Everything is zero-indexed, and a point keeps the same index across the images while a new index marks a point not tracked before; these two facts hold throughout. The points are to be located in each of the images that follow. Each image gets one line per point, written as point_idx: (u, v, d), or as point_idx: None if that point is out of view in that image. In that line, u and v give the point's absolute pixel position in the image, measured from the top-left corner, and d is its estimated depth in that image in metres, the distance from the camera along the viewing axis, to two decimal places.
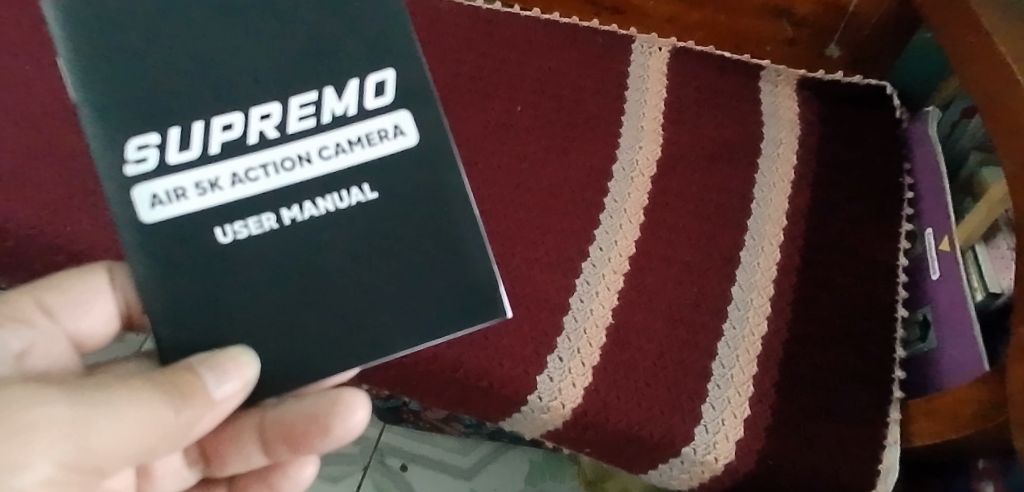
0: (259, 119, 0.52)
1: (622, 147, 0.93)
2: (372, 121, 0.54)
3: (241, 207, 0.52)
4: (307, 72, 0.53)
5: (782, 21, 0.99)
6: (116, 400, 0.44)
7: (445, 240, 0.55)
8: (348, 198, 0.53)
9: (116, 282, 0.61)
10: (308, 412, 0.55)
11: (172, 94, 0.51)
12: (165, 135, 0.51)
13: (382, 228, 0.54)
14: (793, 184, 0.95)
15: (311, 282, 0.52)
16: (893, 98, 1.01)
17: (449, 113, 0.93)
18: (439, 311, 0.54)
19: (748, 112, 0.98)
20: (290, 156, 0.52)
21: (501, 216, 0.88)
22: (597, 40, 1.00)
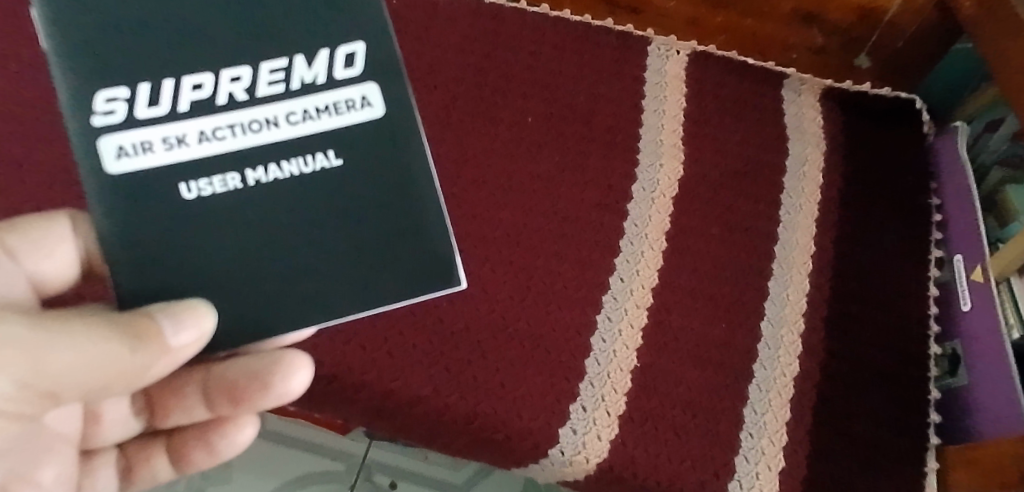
0: (229, 81, 0.49)
1: (642, 165, 0.88)
2: (339, 92, 0.51)
3: (207, 164, 0.48)
4: (281, 37, 0.50)
5: (813, 28, 0.92)
6: (69, 326, 0.42)
7: (402, 215, 0.53)
8: (313, 164, 0.51)
9: (79, 228, 0.57)
10: (250, 369, 0.52)
11: (143, 50, 0.48)
12: (134, 89, 0.47)
13: (342, 197, 0.51)
14: (820, 207, 0.89)
15: (267, 245, 0.50)
16: (923, 113, 0.95)
17: (453, 125, 0.88)
18: (393, 282, 0.52)
19: (773, 128, 0.92)
20: (257, 118, 0.49)
21: (510, 240, 0.82)
22: (610, 41, 0.95)
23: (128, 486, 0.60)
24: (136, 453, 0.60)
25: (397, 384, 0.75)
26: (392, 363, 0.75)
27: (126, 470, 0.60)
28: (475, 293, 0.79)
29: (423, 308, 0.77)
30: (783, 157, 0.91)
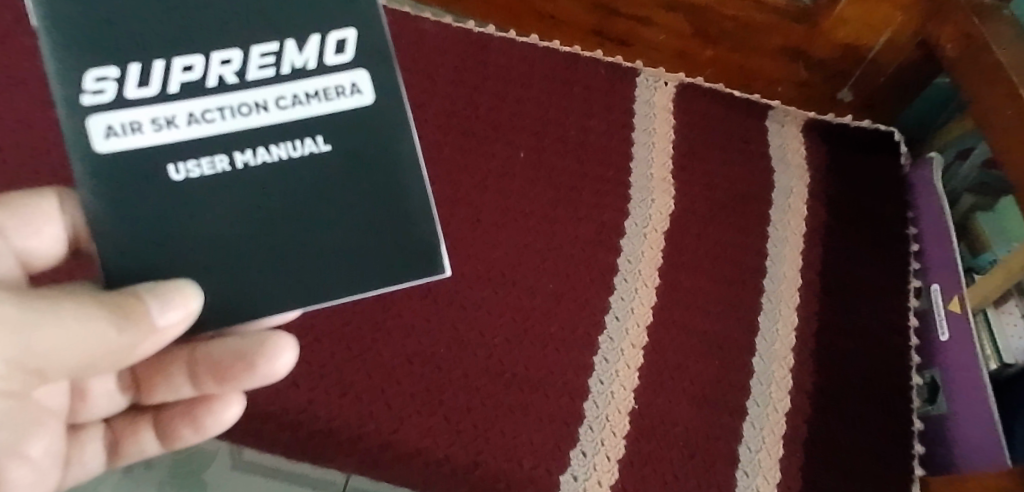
0: (219, 63, 0.48)
1: (634, 201, 0.89)
2: (327, 78, 0.50)
3: (195, 146, 0.47)
4: (272, 22, 0.49)
5: (798, 63, 0.93)
6: (56, 303, 0.40)
7: (388, 202, 0.52)
8: (301, 148, 0.50)
9: (65, 205, 0.54)
10: (237, 346, 0.50)
11: (132, 29, 0.47)
12: (125, 69, 0.46)
13: (326, 181, 0.50)
14: (806, 240, 0.91)
15: (251, 226, 0.49)
16: (901, 145, 0.97)
17: (445, 160, 0.88)
18: (379, 265, 0.51)
19: (759, 160, 0.94)
20: (247, 102, 0.48)
21: (505, 278, 0.83)
22: (598, 72, 0.96)
23: (114, 461, 0.56)
24: (122, 428, 0.56)
25: (396, 436, 0.73)
26: (390, 412, 0.74)
27: (112, 445, 0.56)
28: (472, 335, 0.79)
29: (419, 349, 0.77)
30: (769, 190, 0.93)
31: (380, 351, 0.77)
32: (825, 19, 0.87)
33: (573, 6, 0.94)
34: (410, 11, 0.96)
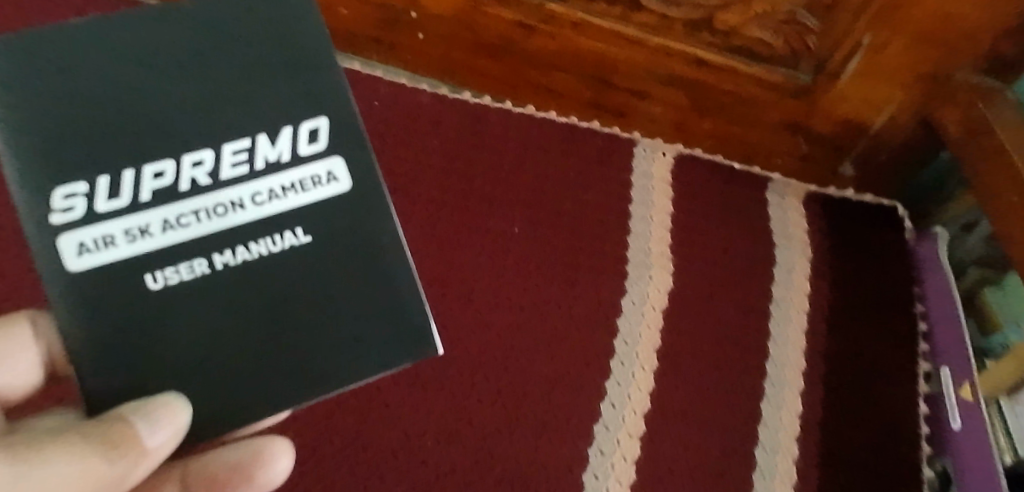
0: (190, 166, 0.45)
1: (632, 278, 0.87)
2: (304, 169, 0.47)
3: (171, 254, 0.45)
4: (241, 117, 0.46)
5: (799, 138, 0.91)
6: (41, 449, 0.38)
7: (376, 289, 0.49)
8: (281, 242, 0.46)
9: (40, 329, 0.53)
10: (230, 460, 0.50)
11: (97, 137, 0.44)
12: (94, 181, 0.44)
13: (311, 274, 0.47)
14: (808, 319, 0.89)
15: (232, 327, 0.45)
16: (904, 219, 0.95)
17: (437, 236, 0.86)
18: (369, 355, 0.48)
19: (759, 234, 0.92)
20: (222, 202, 0.46)
21: (498, 361, 0.80)
22: (595, 143, 0.94)
23: None
24: None
25: None
26: None
27: None
28: (462, 426, 0.77)
29: (407, 440, 0.75)
30: (769, 265, 0.91)
31: (366, 444, 0.75)
32: (824, 97, 0.84)
33: (570, 79, 0.90)
34: (408, 81, 0.93)
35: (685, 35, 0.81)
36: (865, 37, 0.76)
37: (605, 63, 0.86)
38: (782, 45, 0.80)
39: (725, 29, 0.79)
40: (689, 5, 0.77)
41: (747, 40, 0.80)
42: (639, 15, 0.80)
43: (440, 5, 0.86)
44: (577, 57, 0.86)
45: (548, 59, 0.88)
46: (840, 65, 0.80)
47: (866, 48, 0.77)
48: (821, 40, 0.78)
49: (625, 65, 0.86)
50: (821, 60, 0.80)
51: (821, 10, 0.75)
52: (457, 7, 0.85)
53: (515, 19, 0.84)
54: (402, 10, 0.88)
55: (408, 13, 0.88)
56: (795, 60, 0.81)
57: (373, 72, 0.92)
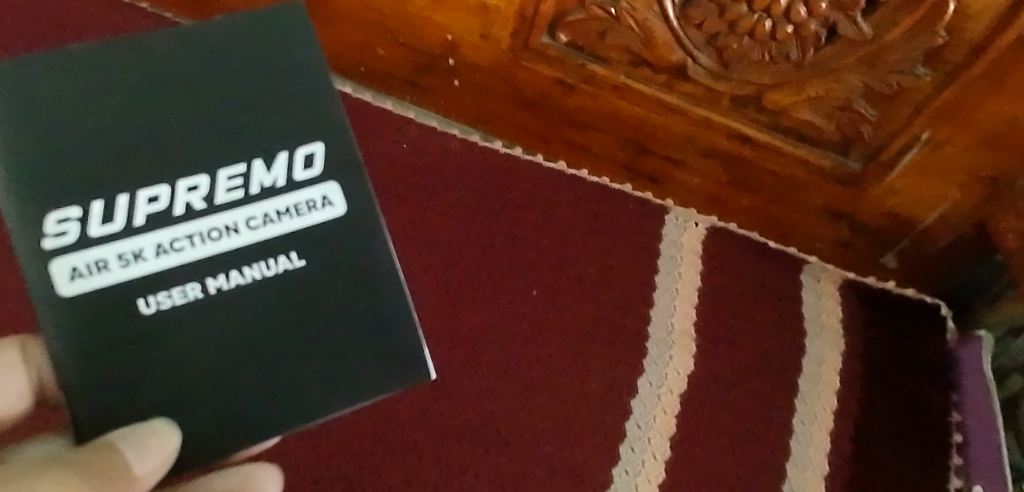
0: (184, 190, 0.43)
1: (650, 356, 0.81)
2: (299, 193, 0.45)
3: (163, 279, 0.43)
4: (237, 139, 0.44)
5: (842, 224, 0.85)
6: (31, 477, 0.33)
7: (370, 316, 0.46)
8: (275, 266, 0.44)
9: (30, 353, 0.49)
10: (216, 489, 0.46)
11: (92, 160, 0.42)
12: (87, 206, 0.42)
13: (303, 298, 0.45)
14: (836, 419, 0.82)
15: (220, 353, 0.43)
16: (948, 320, 0.89)
17: (449, 293, 0.80)
18: (359, 384, 0.46)
19: (790, 320, 0.86)
20: (216, 226, 0.44)
21: (500, 436, 0.75)
22: (626, 206, 0.88)
23: None
24: None
25: None
26: None
27: None
28: None
29: None
30: (799, 355, 0.85)
31: None
32: (874, 187, 0.78)
33: (607, 141, 0.85)
34: (439, 124, 0.88)
35: (730, 109, 0.75)
36: (925, 131, 0.70)
37: (644, 130, 0.81)
38: (834, 130, 0.74)
39: (775, 109, 0.74)
40: (738, 80, 0.72)
41: (798, 122, 0.75)
42: (683, 85, 0.74)
43: (479, 56, 0.79)
44: (615, 120, 0.81)
45: (586, 119, 0.82)
46: (895, 157, 0.74)
47: (925, 143, 0.71)
48: (877, 130, 0.72)
49: (665, 134, 0.81)
50: (875, 149, 0.75)
51: (880, 100, 0.69)
52: (496, 59, 0.79)
53: (556, 77, 0.78)
54: (440, 56, 0.81)
55: (445, 60, 0.81)
56: (847, 146, 0.76)
57: (404, 113, 0.88)
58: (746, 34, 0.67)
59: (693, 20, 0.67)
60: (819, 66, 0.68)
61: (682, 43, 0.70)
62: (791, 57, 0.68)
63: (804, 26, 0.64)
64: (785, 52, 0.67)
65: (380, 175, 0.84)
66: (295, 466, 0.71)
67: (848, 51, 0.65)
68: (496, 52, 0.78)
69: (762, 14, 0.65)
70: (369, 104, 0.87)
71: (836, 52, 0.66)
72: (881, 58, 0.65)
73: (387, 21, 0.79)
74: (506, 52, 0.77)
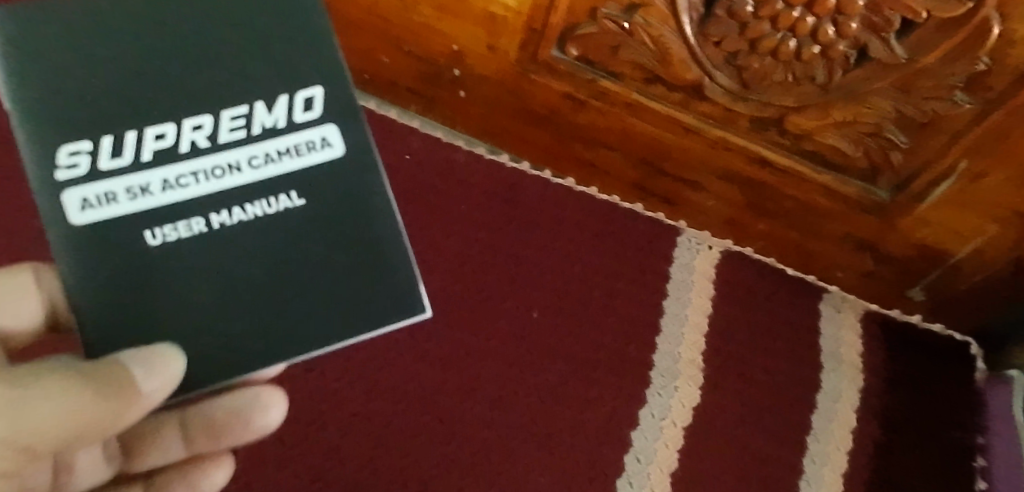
0: (191, 128, 0.44)
1: (655, 386, 0.77)
2: (299, 134, 0.45)
3: (171, 212, 0.43)
4: (238, 81, 0.45)
5: (866, 254, 0.80)
6: (32, 377, 0.37)
7: (365, 253, 0.46)
8: (276, 204, 0.45)
9: (43, 278, 0.51)
10: (226, 406, 0.53)
11: (102, 97, 0.43)
12: (98, 140, 0.43)
13: (299, 233, 0.45)
14: (849, 460, 0.77)
15: (220, 285, 0.44)
16: (978, 359, 0.83)
17: (445, 312, 0.76)
18: (355, 313, 0.46)
19: (805, 353, 0.81)
20: (221, 164, 0.44)
21: (491, 465, 0.71)
22: (635, 226, 0.85)
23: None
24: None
25: None
26: None
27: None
28: None
29: None
30: (813, 391, 0.80)
31: None
32: (902, 218, 0.73)
33: (618, 159, 0.80)
34: (444, 135, 0.85)
35: (750, 131, 0.71)
36: (960, 162, 0.65)
37: (657, 149, 0.77)
38: (861, 156, 0.69)
39: (798, 132, 0.69)
40: (759, 101, 0.67)
41: (821, 147, 0.70)
42: (700, 105, 0.70)
43: (486, 67, 0.75)
44: (627, 138, 0.77)
45: (596, 135, 0.78)
46: (926, 188, 0.69)
47: (960, 174, 0.66)
48: (907, 159, 0.67)
49: (680, 154, 0.77)
50: (904, 179, 0.70)
51: (911, 127, 0.65)
52: (504, 71, 0.75)
53: (566, 92, 0.74)
54: (446, 66, 0.78)
55: (451, 71, 0.78)
56: (873, 174, 0.71)
57: (409, 122, 0.85)
58: (768, 54, 0.63)
59: (711, 38, 0.63)
60: (846, 89, 0.63)
61: (699, 61, 0.65)
62: (816, 79, 0.63)
63: (832, 47, 0.60)
64: (810, 74, 0.63)
65: None
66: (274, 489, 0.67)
67: (878, 74, 0.61)
68: (504, 64, 0.74)
69: (786, 33, 0.60)
70: (374, 111, 0.84)
71: (865, 76, 0.62)
72: (914, 83, 0.60)
73: (392, 28, 0.75)
74: (514, 65, 0.74)
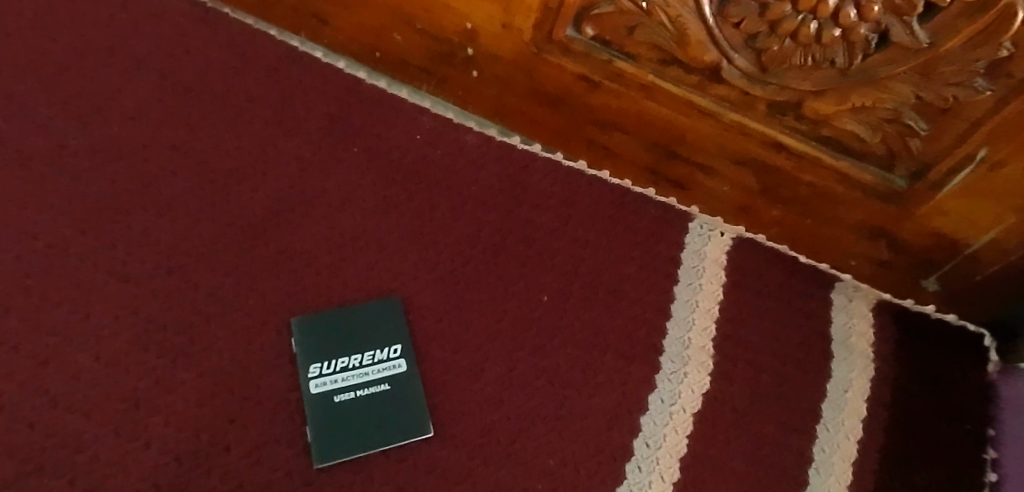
0: (328, 366, 0.69)
1: (664, 371, 0.76)
2: (392, 329, 0.72)
3: (331, 348, 0.69)
4: (373, 242, 0.76)
5: (880, 243, 0.79)
6: None
7: (402, 421, 0.68)
8: (373, 374, 0.69)
9: None
10: None
11: (275, 342, 0.69)
12: (287, 351, 0.69)
13: (387, 354, 0.70)
14: (860, 450, 0.76)
15: (338, 404, 0.67)
16: (992, 352, 0.81)
17: (455, 294, 0.75)
18: (413, 399, 0.69)
19: (815, 341, 0.81)
20: (344, 384, 0.68)
21: (500, 447, 0.69)
22: (646, 211, 0.84)
23: None
24: None
25: None
26: None
27: None
28: None
29: None
30: (822, 379, 0.79)
31: None
32: (918, 206, 0.72)
33: (631, 143, 0.80)
34: (455, 117, 0.84)
35: (766, 115, 0.70)
36: (981, 150, 0.63)
37: (672, 132, 0.76)
38: (879, 143, 0.68)
39: (815, 118, 0.68)
40: (777, 85, 0.66)
41: (838, 132, 0.69)
42: (716, 88, 0.69)
43: (500, 46, 0.74)
44: (641, 121, 0.76)
45: (610, 117, 0.78)
46: (944, 175, 0.68)
47: (980, 162, 0.64)
48: (926, 145, 0.66)
49: (694, 137, 0.76)
50: (923, 165, 0.69)
51: (932, 113, 0.63)
52: (517, 51, 0.74)
53: (580, 73, 0.73)
54: (458, 45, 0.77)
55: (464, 50, 0.77)
56: (891, 161, 0.70)
57: (419, 103, 0.84)
58: (788, 36, 0.61)
59: (730, 19, 0.62)
60: (867, 73, 0.62)
61: (717, 43, 0.64)
62: (836, 62, 0.62)
63: (853, 30, 0.59)
64: (829, 57, 0.62)
65: (389, 166, 0.80)
66: (286, 469, 0.65)
67: (900, 59, 0.60)
68: (518, 43, 0.73)
69: (807, 15, 0.59)
70: (384, 92, 0.84)
71: (886, 60, 0.60)
72: (936, 68, 0.59)
73: (404, 6, 0.75)
74: (527, 45, 0.73)
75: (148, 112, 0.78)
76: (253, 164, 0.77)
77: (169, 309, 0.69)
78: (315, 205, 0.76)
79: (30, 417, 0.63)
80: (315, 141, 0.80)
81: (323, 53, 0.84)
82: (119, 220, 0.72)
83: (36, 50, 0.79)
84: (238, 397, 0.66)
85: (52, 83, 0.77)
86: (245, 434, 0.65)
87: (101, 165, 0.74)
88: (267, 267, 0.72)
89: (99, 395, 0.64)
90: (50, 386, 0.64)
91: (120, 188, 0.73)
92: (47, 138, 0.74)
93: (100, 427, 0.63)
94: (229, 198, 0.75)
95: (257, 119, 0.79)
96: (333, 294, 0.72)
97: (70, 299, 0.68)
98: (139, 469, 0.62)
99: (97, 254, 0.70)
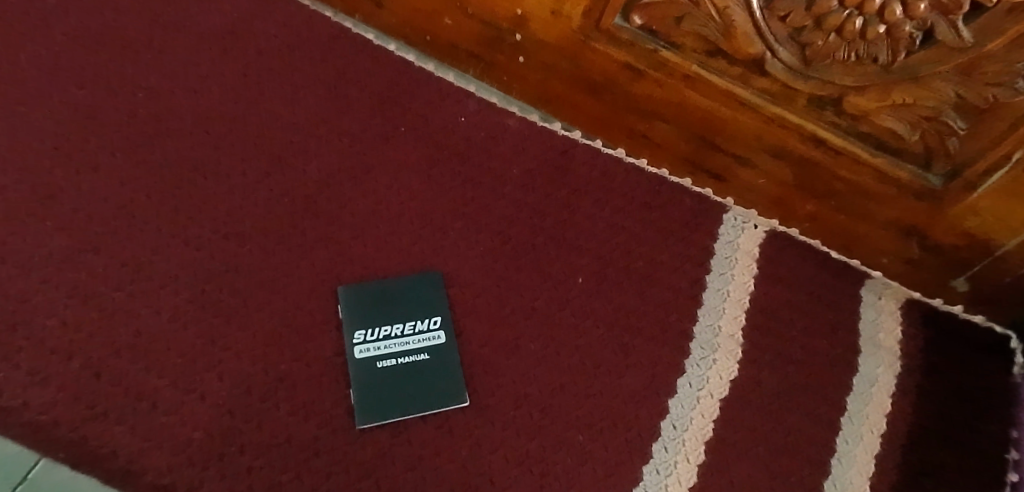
0: (372, 333, 0.72)
1: (694, 357, 0.78)
2: (434, 303, 0.74)
3: (376, 317, 0.72)
4: (417, 218, 0.79)
5: (912, 240, 0.80)
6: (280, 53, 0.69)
7: (439, 389, 0.71)
8: (415, 344, 0.72)
9: None
10: None
11: (321, 309, 0.72)
12: (334, 318, 0.72)
13: (428, 326, 0.73)
14: (883, 443, 0.77)
15: (381, 370, 0.70)
16: (1017, 353, 0.81)
17: (494, 272, 0.78)
18: (450, 369, 0.72)
19: (844, 334, 0.82)
20: (388, 351, 0.71)
21: (531, 420, 0.72)
22: (681, 201, 0.86)
23: None
24: None
25: None
26: None
27: None
28: (480, 483, 0.68)
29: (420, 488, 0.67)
30: (849, 372, 0.80)
31: (377, 482, 0.67)
32: (952, 206, 0.73)
33: (671, 132, 0.82)
34: (500, 101, 0.87)
35: (808, 109, 0.71)
36: (1017, 151, 0.64)
37: (711, 123, 0.78)
38: (917, 140, 0.70)
39: (855, 113, 0.70)
40: (820, 80, 0.68)
41: (877, 128, 0.71)
42: (759, 80, 0.71)
43: (548, 32, 0.77)
44: (681, 110, 0.78)
45: (652, 106, 0.79)
46: (980, 176, 0.68)
47: (1016, 163, 0.65)
48: (963, 145, 0.67)
49: (733, 128, 0.77)
50: (959, 165, 0.70)
51: (971, 112, 0.64)
52: (565, 37, 0.76)
53: (625, 61, 0.75)
54: (507, 30, 0.79)
55: (512, 35, 0.80)
56: (927, 159, 0.71)
57: (465, 87, 0.86)
58: (833, 31, 0.63)
59: (777, 12, 0.64)
60: (911, 70, 0.63)
61: (763, 35, 0.66)
62: (879, 60, 0.64)
63: (898, 27, 0.60)
64: (873, 54, 0.63)
65: (435, 146, 0.83)
66: (330, 428, 0.68)
67: (943, 57, 0.61)
68: (567, 30, 0.75)
69: (853, 11, 0.61)
70: (432, 74, 0.86)
71: (929, 58, 0.62)
72: (978, 67, 0.60)
73: None
74: (576, 32, 0.75)
75: (209, 85, 0.81)
76: (305, 138, 0.80)
77: (225, 273, 0.72)
78: (363, 181, 0.79)
79: (95, 367, 0.66)
80: (364, 120, 0.82)
81: (375, 36, 0.87)
82: (180, 186, 0.75)
83: (107, 22, 0.82)
84: (288, 358, 0.70)
85: (120, 55, 0.81)
86: (293, 393, 0.68)
87: (164, 134, 0.78)
88: (316, 238, 0.75)
89: (160, 350, 0.68)
90: (114, 338, 0.68)
91: (182, 156, 0.77)
92: (116, 106, 0.78)
93: (159, 379, 0.67)
94: (282, 170, 0.78)
95: (311, 96, 0.83)
96: (377, 267, 0.75)
97: (134, 258, 0.71)
98: (193, 420, 0.66)
99: (160, 217, 0.73)
